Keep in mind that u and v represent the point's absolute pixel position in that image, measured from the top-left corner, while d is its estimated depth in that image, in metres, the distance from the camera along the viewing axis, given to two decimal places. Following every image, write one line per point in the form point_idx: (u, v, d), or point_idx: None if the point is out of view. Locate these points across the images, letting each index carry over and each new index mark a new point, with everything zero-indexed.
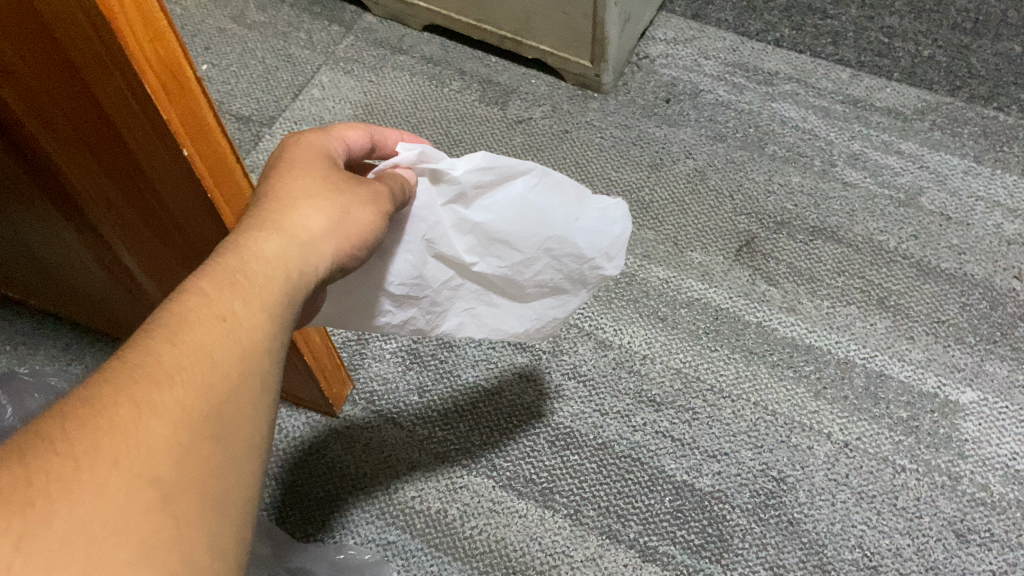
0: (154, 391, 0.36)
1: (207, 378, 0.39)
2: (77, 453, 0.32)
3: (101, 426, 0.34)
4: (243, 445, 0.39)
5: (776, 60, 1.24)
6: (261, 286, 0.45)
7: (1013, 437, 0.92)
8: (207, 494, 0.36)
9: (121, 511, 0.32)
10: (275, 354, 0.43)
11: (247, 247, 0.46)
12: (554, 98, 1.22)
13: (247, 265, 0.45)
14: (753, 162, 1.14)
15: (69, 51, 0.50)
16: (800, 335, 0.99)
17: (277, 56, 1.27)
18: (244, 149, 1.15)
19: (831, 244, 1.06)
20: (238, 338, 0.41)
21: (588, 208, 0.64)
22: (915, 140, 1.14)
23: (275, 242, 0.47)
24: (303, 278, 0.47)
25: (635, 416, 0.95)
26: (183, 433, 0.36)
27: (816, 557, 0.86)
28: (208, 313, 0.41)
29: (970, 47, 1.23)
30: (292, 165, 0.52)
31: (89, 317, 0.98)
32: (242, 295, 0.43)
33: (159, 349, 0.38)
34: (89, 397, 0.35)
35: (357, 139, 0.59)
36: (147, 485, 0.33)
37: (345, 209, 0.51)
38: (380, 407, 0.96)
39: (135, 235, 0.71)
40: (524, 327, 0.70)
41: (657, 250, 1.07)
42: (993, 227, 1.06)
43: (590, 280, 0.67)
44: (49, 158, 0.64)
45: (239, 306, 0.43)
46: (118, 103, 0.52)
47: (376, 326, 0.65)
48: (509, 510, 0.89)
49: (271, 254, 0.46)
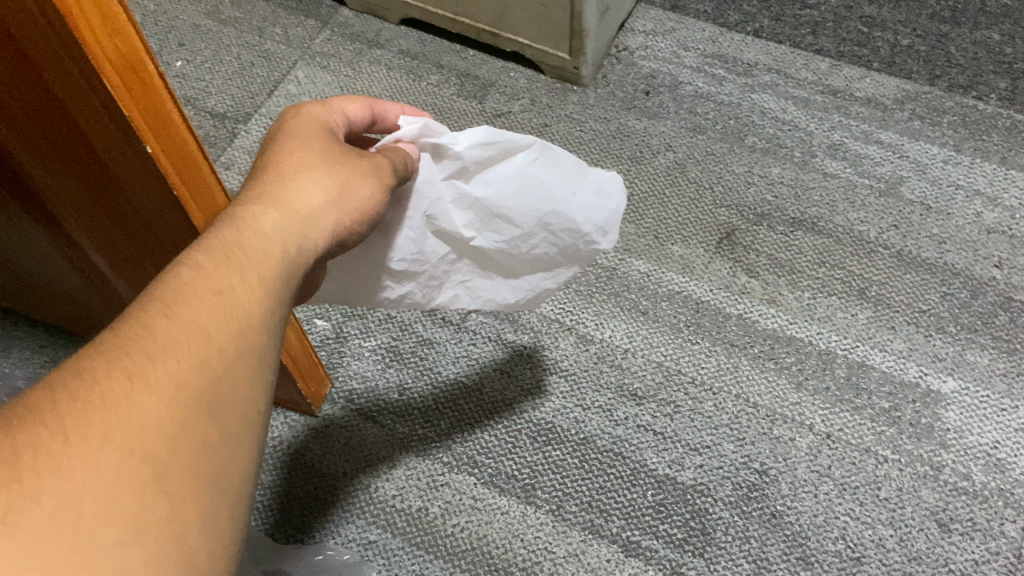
0: (148, 366, 0.36)
1: (202, 354, 0.39)
2: (69, 426, 0.33)
3: (94, 401, 0.34)
4: (237, 422, 0.39)
5: (755, 51, 1.23)
6: (257, 262, 0.45)
7: (994, 426, 0.92)
8: (200, 471, 0.36)
9: (112, 486, 0.32)
10: (271, 329, 0.44)
11: (246, 221, 0.47)
12: (534, 91, 1.21)
13: (245, 241, 0.46)
14: (733, 154, 1.13)
15: (25, 45, 0.48)
16: (781, 327, 0.99)
17: (252, 52, 1.25)
18: (220, 147, 1.14)
19: (811, 235, 1.06)
20: (233, 315, 0.42)
21: (586, 182, 0.64)
22: (894, 129, 1.14)
23: (270, 220, 0.48)
24: (298, 256, 0.48)
25: (616, 410, 0.94)
26: (177, 408, 0.36)
27: (799, 549, 0.85)
28: (203, 288, 0.42)
29: (949, 36, 1.22)
30: (292, 141, 0.54)
31: (62, 318, 0.96)
32: (239, 271, 0.44)
33: (154, 324, 0.39)
34: (82, 371, 0.35)
35: (358, 112, 0.61)
36: (140, 460, 0.33)
37: (340, 190, 0.53)
38: (359, 406, 0.95)
39: (104, 233, 0.69)
40: (520, 300, 0.71)
41: (637, 244, 1.06)
42: (973, 216, 1.06)
43: (586, 255, 0.67)
44: (12, 154, 0.63)
45: (235, 282, 0.43)
46: (77, 97, 0.51)
47: (379, 301, 0.67)
48: (491, 506, 0.88)
49: (267, 231, 0.47)
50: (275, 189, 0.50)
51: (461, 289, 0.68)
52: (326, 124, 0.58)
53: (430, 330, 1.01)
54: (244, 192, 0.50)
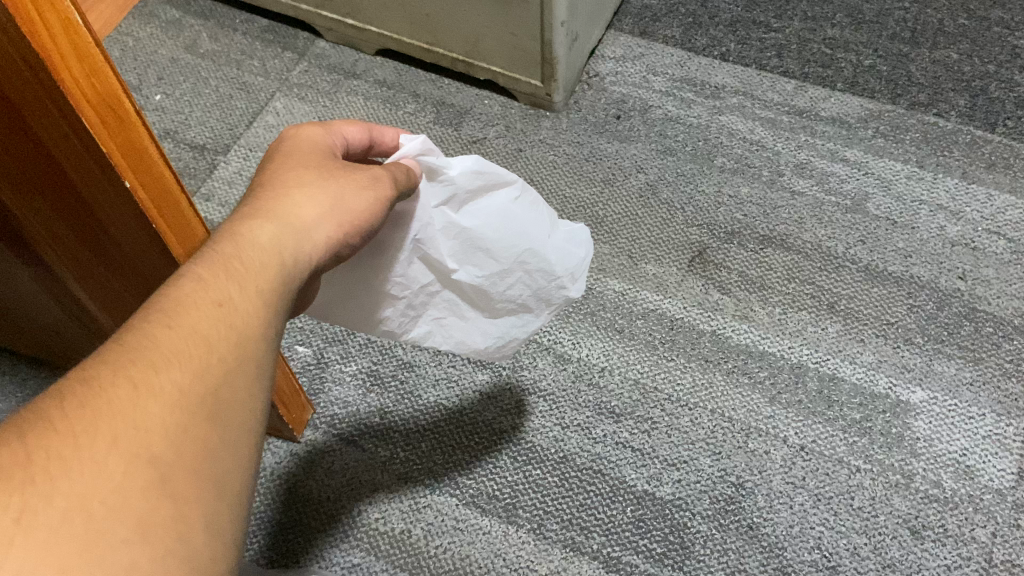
0: (151, 375, 0.38)
1: (203, 361, 0.41)
2: (77, 432, 0.35)
3: (101, 407, 0.36)
4: (239, 427, 0.41)
5: (722, 74, 1.27)
6: (256, 272, 0.47)
7: (962, 434, 0.94)
8: (204, 473, 0.38)
9: (120, 489, 0.34)
10: (271, 338, 0.46)
11: (244, 233, 0.49)
12: (508, 117, 1.23)
13: (243, 251, 0.47)
14: (702, 174, 1.16)
15: (7, 90, 0.50)
16: (753, 342, 1.01)
17: (230, 84, 1.27)
18: (199, 179, 1.16)
19: (781, 253, 1.08)
20: (233, 322, 0.44)
21: (555, 228, 0.69)
22: (859, 147, 1.17)
23: (267, 231, 0.49)
24: (297, 265, 0.50)
25: (595, 428, 0.96)
26: (180, 414, 0.38)
27: (776, 560, 0.87)
28: (203, 299, 0.43)
29: (909, 56, 1.26)
30: (294, 155, 0.56)
31: (44, 351, 0.97)
32: (238, 281, 0.46)
33: (156, 333, 0.41)
34: (90, 378, 0.37)
35: (356, 136, 0.63)
36: (146, 464, 0.35)
37: (340, 199, 0.54)
38: (341, 430, 0.96)
39: (85, 267, 0.71)
40: (486, 344, 0.72)
41: (612, 264, 1.08)
42: (937, 230, 1.09)
43: (555, 301, 0.70)
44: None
45: (236, 291, 0.45)
46: (58, 137, 0.53)
47: (361, 323, 0.68)
48: (473, 527, 0.89)
49: (265, 243, 0.49)
50: (273, 202, 0.52)
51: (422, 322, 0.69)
52: (325, 143, 0.60)
53: (410, 353, 1.02)
54: (245, 204, 0.52)
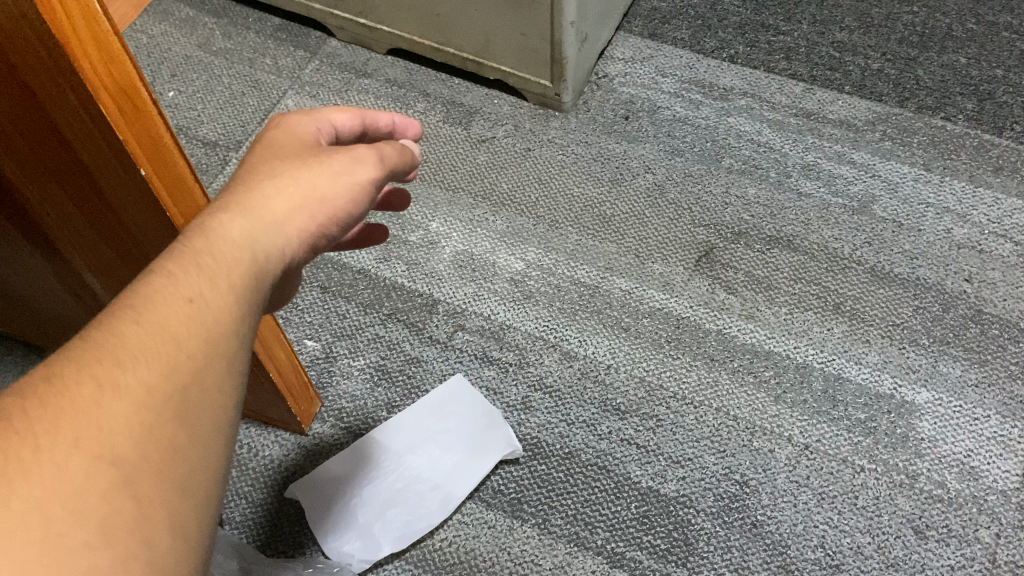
0: (117, 373, 0.37)
1: (171, 358, 0.39)
2: (38, 433, 0.34)
3: (62, 407, 0.35)
4: (207, 424, 0.39)
5: (731, 76, 1.27)
6: (228, 266, 0.44)
7: (967, 435, 0.94)
8: (169, 474, 0.37)
9: (79, 491, 0.33)
10: (243, 332, 0.44)
11: (216, 225, 0.46)
12: (517, 117, 1.24)
13: (217, 244, 0.45)
14: (710, 175, 1.17)
15: (27, 81, 0.51)
16: (759, 342, 1.02)
17: (242, 82, 1.29)
18: (210, 175, 1.18)
19: (787, 253, 1.09)
20: (203, 319, 0.41)
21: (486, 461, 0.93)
22: (866, 150, 1.18)
23: (239, 225, 0.46)
24: (271, 261, 0.47)
25: (600, 425, 0.96)
26: (145, 414, 0.37)
27: (780, 558, 0.87)
28: (174, 294, 0.41)
29: (917, 60, 1.27)
30: (273, 149, 0.54)
31: (56, 342, 0.99)
32: (210, 273, 0.43)
33: (122, 329, 0.39)
34: (52, 377, 0.36)
35: (346, 121, 0.61)
36: (107, 466, 0.34)
37: (314, 193, 0.50)
38: (349, 424, 0.97)
39: (99, 257, 0.72)
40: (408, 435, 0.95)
41: (619, 262, 1.09)
42: (943, 232, 1.09)
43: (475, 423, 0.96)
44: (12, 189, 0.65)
45: (206, 286, 0.43)
46: (77, 128, 0.54)
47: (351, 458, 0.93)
48: (479, 521, 0.90)
49: (239, 235, 0.46)
50: (245, 195, 0.49)
51: (344, 547, 0.87)
52: (311, 130, 0.58)
53: (417, 349, 1.02)
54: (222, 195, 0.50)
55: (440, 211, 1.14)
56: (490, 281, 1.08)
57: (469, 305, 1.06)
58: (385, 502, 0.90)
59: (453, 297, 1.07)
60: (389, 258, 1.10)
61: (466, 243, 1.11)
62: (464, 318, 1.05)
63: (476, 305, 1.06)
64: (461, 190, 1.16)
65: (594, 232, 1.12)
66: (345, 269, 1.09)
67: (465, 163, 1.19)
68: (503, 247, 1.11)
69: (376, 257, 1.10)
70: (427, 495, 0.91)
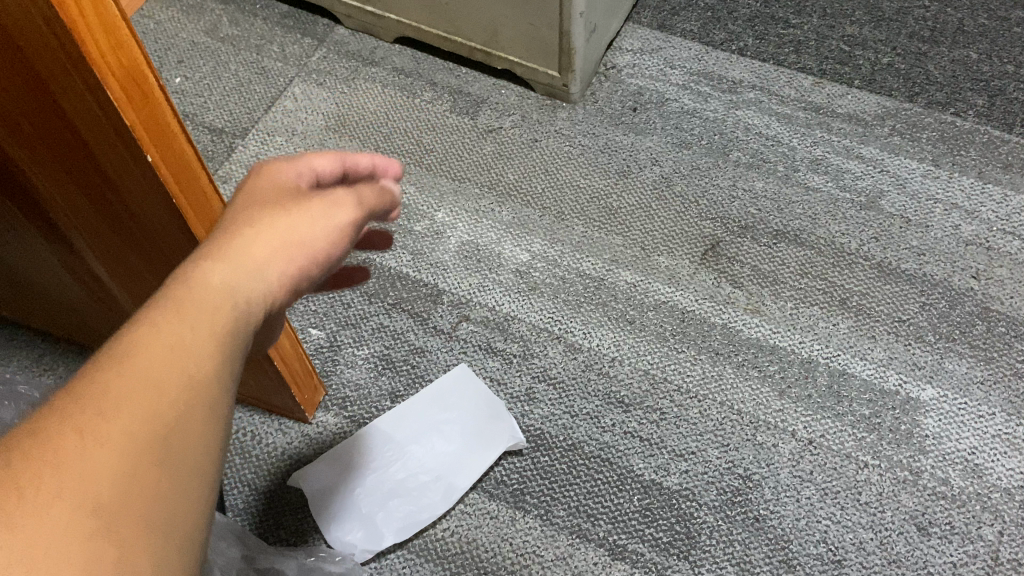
0: (101, 419, 0.34)
1: (150, 412, 0.36)
2: (18, 486, 0.31)
3: (43, 458, 0.32)
4: (197, 472, 0.37)
5: (740, 69, 1.27)
6: (219, 304, 0.42)
7: (972, 432, 0.94)
8: (157, 527, 0.34)
9: (59, 549, 0.31)
10: (233, 374, 0.41)
11: (206, 263, 0.43)
12: (524, 107, 1.24)
13: (207, 283, 0.42)
14: (717, 168, 1.16)
15: (36, 67, 0.51)
16: (764, 336, 1.01)
17: (249, 69, 1.28)
18: (215, 162, 1.17)
19: (794, 248, 1.08)
20: (192, 361, 0.39)
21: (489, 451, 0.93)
22: (875, 145, 1.17)
23: (230, 262, 0.44)
24: (262, 300, 0.44)
25: (604, 417, 0.96)
26: (132, 462, 0.34)
27: (782, 553, 0.87)
28: (161, 337, 0.39)
29: (928, 55, 1.26)
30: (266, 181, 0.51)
31: (61, 327, 0.99)
32: (191, 321, 0.40)
33: (106, 374, 0.36)
34: (33, 428, 0.33)
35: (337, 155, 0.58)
36: (90, 520, 0.32)
37: (306, 228, 0.48)
38: (352, 413, 0.97)
39: (105, 243, 0.72)
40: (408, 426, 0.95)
41: (625, 255, 1.09)
42: (951, 229, 1.09)
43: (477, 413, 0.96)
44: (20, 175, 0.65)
45: (195, 326, 0.40)
46: (85, 114, 0.54)
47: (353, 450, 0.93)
48: (481, 511, 0.90)
49: (230, 273, 0.43)
50: (237, 231, 0.46)
51: (345, 537, 0.87)
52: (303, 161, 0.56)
53: (422, 339, 1.02)
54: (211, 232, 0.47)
55: (446, 201, 1.14)
56: (495, 272, 1.08)
57: (473, 296, 1.06)
58: (387, 492, 0.90)
59: (457, 287, 1.06)
60: (394, 248, 1.10)
61: (471, 233, 1.11)
62: (468, 308, 1.05)
63: (481, 295, 1.06)
64: (467, 180, 1.16)
65: (600, 224, 1.11)
66: (350, 258, 1.09)
67: (471, 153, 1.19)
68: (509, 238, 1.11)
69: None
70: (429, 486, 0.91)
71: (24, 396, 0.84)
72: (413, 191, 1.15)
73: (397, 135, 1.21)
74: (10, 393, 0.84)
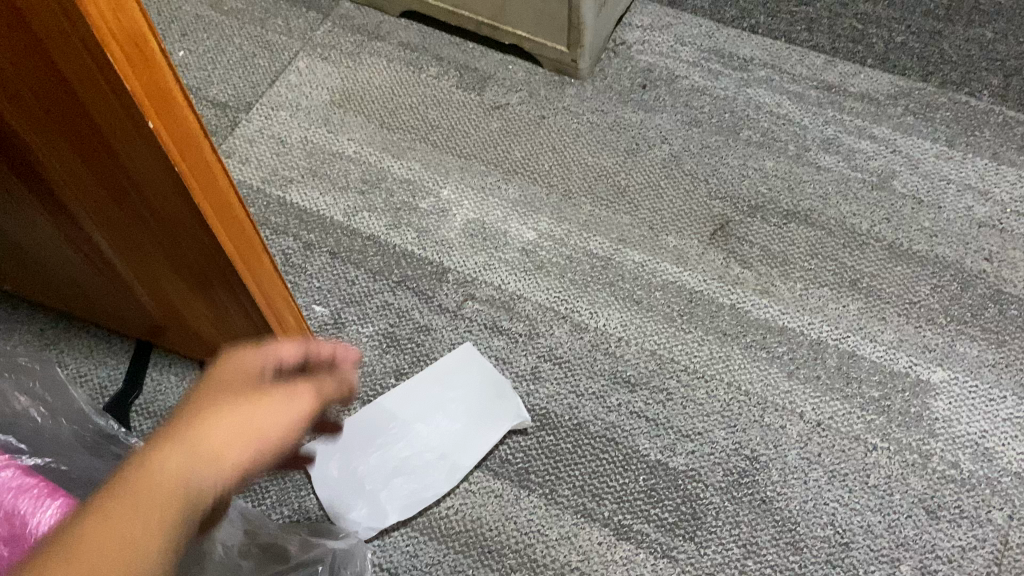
0: None
1: None
2: None
3: None
4: None
5: (751, 47, 1.24)
6: (163, 499, 0.44)
7: (982, 415, 0.93)
8: None
9: None
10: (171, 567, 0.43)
11: (159, 456, 0.45)
12: (532, 84, 1.22)
13: (158, 479, 0.44)
14: (728, 147, 1.15)
15: (39, 34, 0.50)
16: (773, 317, 1.00)
17: (253, 42, 1.27)
18: (219, 137, 1.16)
19: (804, 228, 1.07)
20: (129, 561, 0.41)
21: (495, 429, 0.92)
22: (888, 125, 1.15)
23: (181, 457, 0.45)
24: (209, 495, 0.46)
25: (610, 397, 0.95)
26: None
27: (788, 535, 0.87)
28: (105, 537, 0.41)
29: (943, 33, 1.24)
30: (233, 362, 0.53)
31: (63, 301, 0.98)
32: (139, 515, 0.42)
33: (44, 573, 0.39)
34: None
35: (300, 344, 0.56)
36: None
37: (257, 428, 0.50)
38: (357, 390, 0.96)
39: (108, 216, 0.71)
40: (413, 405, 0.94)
41: (633, 234, 1.07)
42: (964, 210, 1.07)
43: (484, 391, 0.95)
44: (23, 146, 0.64)
45: (138, 526, 0.42)
46: (87, 82, 0.53)
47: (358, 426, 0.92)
48: (486, 490, 0.90)
49: (180, 468, 0.45)
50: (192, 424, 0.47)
51: (350, 514, 0.87)
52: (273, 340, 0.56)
53: (426, 317, 1.01)
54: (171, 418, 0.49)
55: (452, 178, 1.13)
56: (501, 250, 1.06)
57: (479, 274, 1.04)
58: (392, 470, 0.90)
59: (463, 265, 1.05)
60: (399, 225, 1.08)
61: (477, 211, 1.10)
62: (474, 287, 1.03)
63: (487, 274, 1.04)
64: (474, 157, 1.14)
65: (608, 203, 1.10)
66: (354, 234, 1.08)
67: (477, 129, 1.17)
68: (515, 215, 1.09)
69: (386, 224, 1.09)
70: (434, 464, 0.90)
71: (25, 368, 0.83)
72: (419, 168, 1.14)
73: (402, 111, 1.19)
74: (12, 366, 0.83)
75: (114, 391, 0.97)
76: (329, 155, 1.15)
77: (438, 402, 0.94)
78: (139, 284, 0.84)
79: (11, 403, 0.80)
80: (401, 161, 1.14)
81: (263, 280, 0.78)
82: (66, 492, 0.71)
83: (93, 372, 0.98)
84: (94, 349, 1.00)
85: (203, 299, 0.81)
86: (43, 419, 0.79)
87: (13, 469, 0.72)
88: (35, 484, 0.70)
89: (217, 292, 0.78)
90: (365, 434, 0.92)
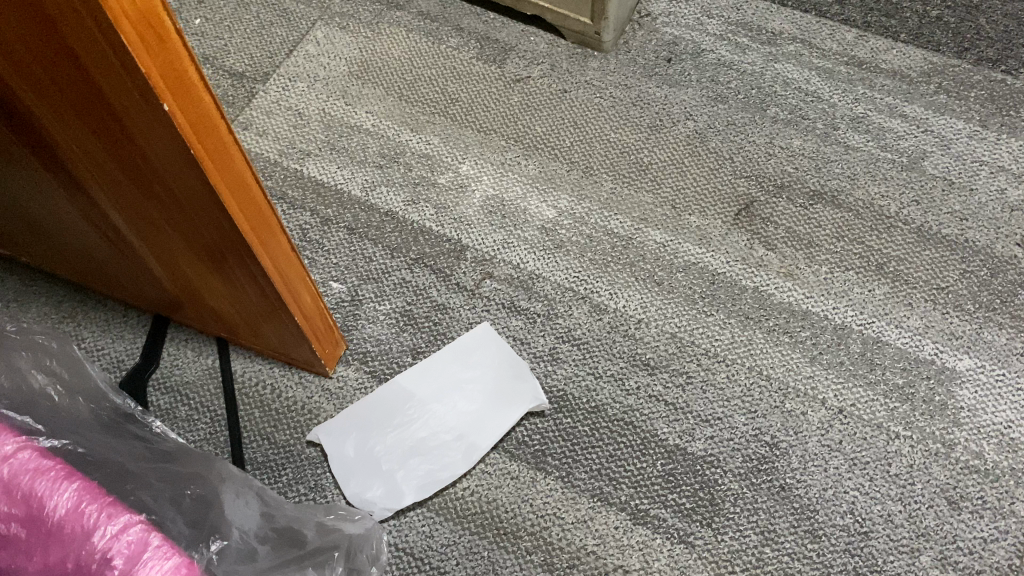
0: None
1: None
2: None
3: None
4: None
5: (780, 20, 1.21)
6: None
7: (1009, 405, 0.91)
8: None
9: None
10: None
11: None
12: (553, 56, 1.19)
13: None
14: (754, 124, 1.12)
15: (54, 20, 0.49)
16: (797, 301, 0.98)
17: (271, 11, 1.24)
18: (235, 109, 1.15)
19: (831, 209, 1.05)
20: None
21: (512, 412, 0.92)
22: (920, 103, 1.12)
23: None
24: None
25: (628, 380, 0.94)
26: None
27: (807, 523, 0.86)
28: None
29: (979, 8, 1.20)
30: None
31: (79, 275, 0.97)
32: None
33: None
34: None
35: None
36: None
37: None
38: (373, 369, 0.95)
39: (123, 195, 0.70)
40: (431, 385, 0.94)
41: (655, 214, 1.05)
42: (997, 192, 1.05)
43: (504, 372, 0.94)
44: (40, 124, 0.63)
45: None
46: (102, 67, 0.52)
47: (374, 405, 0.92)
48: (502, 472, 0.89)
49: None
50: None
51: (367, 494, 0.87)
52: None
53: (444, 295, 1.00)
54: None
55: (471, 153, 1.11)
56: (520, 228, 1.05)
57: (498, 252, 1.03)
58: (408, 450, 0.90)
59: (482, 244, 1.04)
60: (417, 201, 1.07)
61: (497, 188, 1.08)
62: (492, 265, 1.02)
63: (505, 252, 1.03)
64: (493, 132, 1.12)
65: (630, 181, 1.08)
66: (371, 209, 1.06)
67: (497, 103, 1.15)
68: (535, 192, 1.07)
69: (404, 200, 1.07)
70: (450, 445, 0.90)
71: (43, 346, 0.83)
72: (438, 142, 1.12)
73: (422, 82, 1.17)
74: (29, 344, 0.83)
75: (130, 366, 0.96)
76: (346, 128, 1.13)
77: (455, 383, 0.94)
78: (155, 261, 0.83)
79: (28, 380, 0.80)
80: (420, 135, 1.12)
81: (279, 258, 0.77)
82: (82, 475, 0.72)
83: (110, 345, 0.98)
84: (111, 323, 0.99)
85: (220, 278, 0.80)
86: (60, 398, 0.80)
87: (30, 450, 0.72)
88: (52, 467, 0.71)
89: (233, 272, 0.77)
90: (381, 415, 0.92)
